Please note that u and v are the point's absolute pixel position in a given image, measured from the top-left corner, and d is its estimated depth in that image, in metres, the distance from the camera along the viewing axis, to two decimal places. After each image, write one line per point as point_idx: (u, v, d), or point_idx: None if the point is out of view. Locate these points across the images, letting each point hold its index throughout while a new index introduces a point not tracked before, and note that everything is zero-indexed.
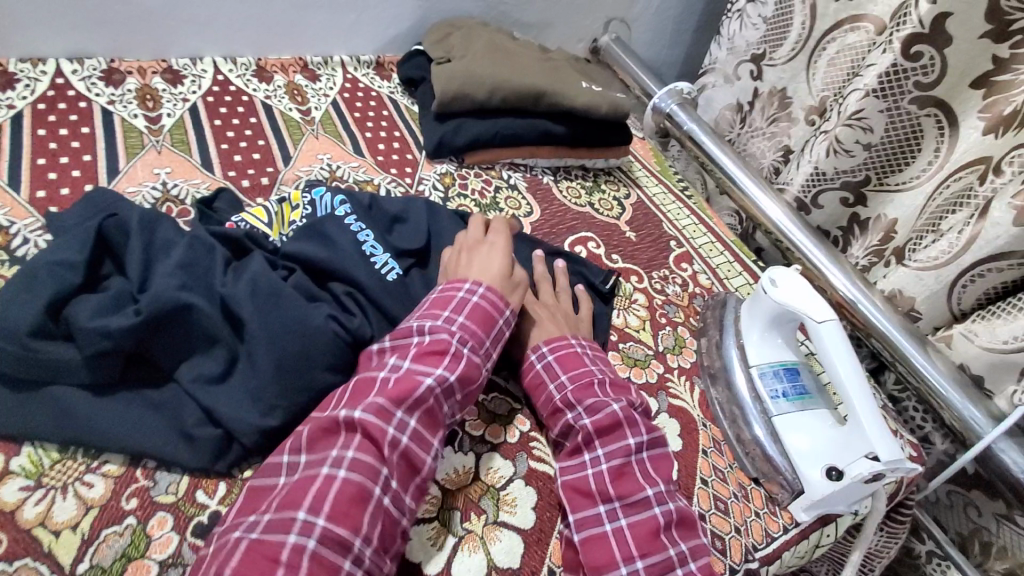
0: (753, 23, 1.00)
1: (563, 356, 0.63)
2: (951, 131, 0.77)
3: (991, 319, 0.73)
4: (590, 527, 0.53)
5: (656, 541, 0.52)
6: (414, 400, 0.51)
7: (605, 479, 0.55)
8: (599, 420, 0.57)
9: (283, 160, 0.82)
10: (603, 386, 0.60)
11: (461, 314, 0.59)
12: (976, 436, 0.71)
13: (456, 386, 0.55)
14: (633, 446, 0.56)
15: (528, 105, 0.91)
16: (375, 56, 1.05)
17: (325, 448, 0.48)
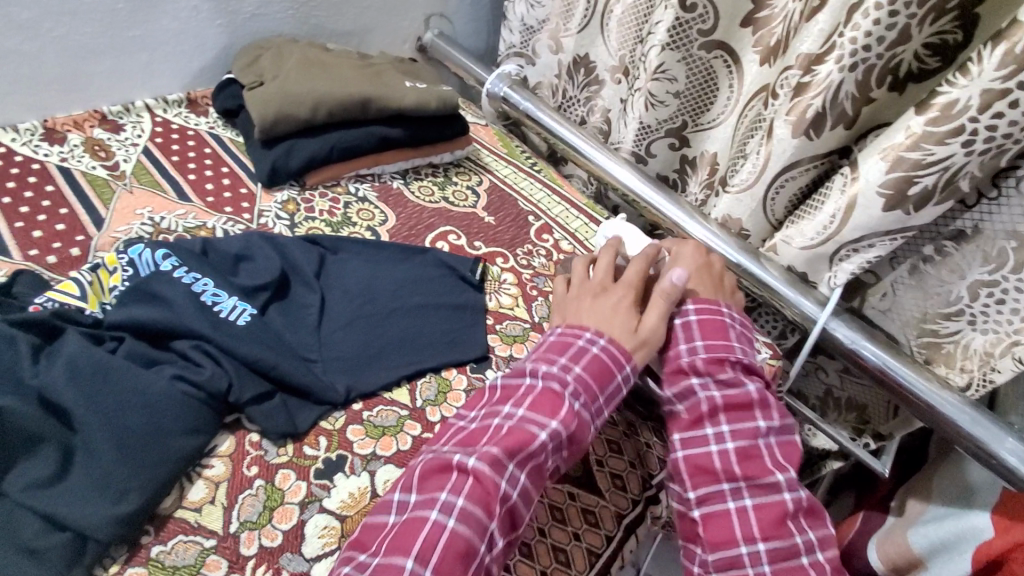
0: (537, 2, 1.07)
1: (707, 322, 0.66)
2: (736, 66, 0.87)
3: (799, 222, 0.83)
4: (713, 502, 0.59)
5: (782, 526, 0.57)
6: (525, 454, 0.53)
7: (730, 458, 0.60)
8: (730, 396, 0.62)
9: (95, 224, 0.75)
10: (736, 362, 0.64)
11: (579, 363, 0.59)
12: (813, 322, 0.82)
13: (565, 440, 0.56)
14: (761, 430, 0.61)
15: (357, 115, 0.89)
16: (185, 93, 0.98)
17: (434, 487, 0.51)
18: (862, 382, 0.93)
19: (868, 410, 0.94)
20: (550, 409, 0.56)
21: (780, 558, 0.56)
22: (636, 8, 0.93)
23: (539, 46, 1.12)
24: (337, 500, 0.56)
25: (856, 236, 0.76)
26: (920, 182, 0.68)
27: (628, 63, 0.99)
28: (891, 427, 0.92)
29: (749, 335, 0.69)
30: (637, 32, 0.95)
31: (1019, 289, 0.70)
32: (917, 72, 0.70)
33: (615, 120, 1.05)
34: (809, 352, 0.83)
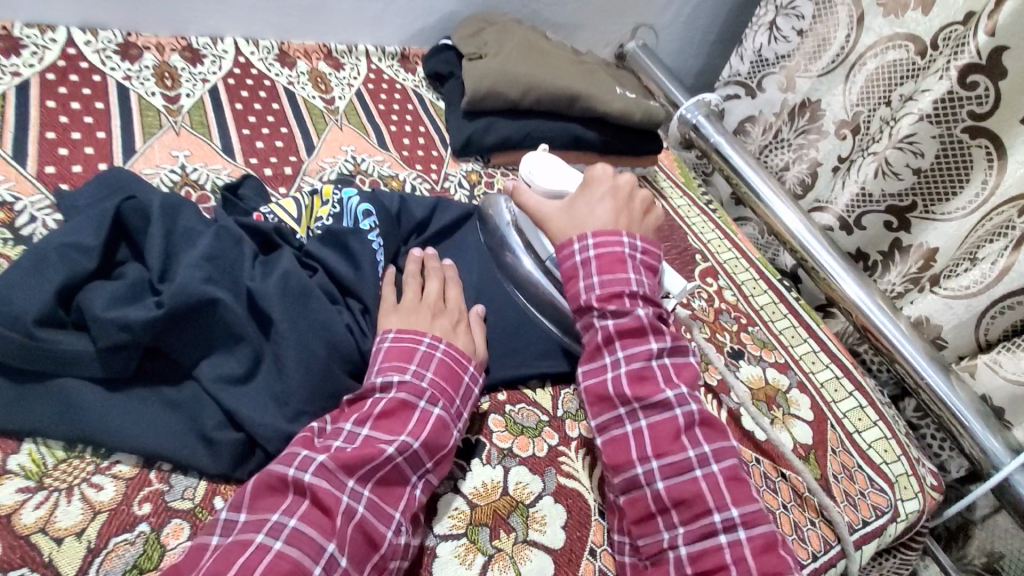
0: (784, 36, 1.00)
1: (606, 255, 0.58)
2: (1000, 163, 0.75)
3: (1016, 351, 0.73)
4: (612, 429, 0.54)
5: (677, 442, 0.52)
6: (372, 467, 0.46)
7: (623, 382, 0.54)
8: (623, 323, 0.55)
9: (306, 150, 0.79)
10: (632, 296, 0.57)
11: (429, 369, 0.54)
12: (993, 467, 0.71)
13: (422, 452, 0.49)
14: (655, 351, 0.55)
15: (561, 108, 0.88)
16: (400, 47, 1.02)
17: (265, 509, 0.43)
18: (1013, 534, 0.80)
19: (1003, 559, 0.80)
20: (399, 418, 0.50)
21: (674, 475, 0.51)
22: (891, 69, 0.87)
23: (766, 81, 1.05)
24: (470, 486, 0.54)
25: None
26: None
27: (861, 122, 0.92)
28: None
29: (652, 266, 0.61)
30: (882, 94, 0.88)
31: None
32: None
33: (824, 176, 0.98)
34: (978, 495, 0.73)
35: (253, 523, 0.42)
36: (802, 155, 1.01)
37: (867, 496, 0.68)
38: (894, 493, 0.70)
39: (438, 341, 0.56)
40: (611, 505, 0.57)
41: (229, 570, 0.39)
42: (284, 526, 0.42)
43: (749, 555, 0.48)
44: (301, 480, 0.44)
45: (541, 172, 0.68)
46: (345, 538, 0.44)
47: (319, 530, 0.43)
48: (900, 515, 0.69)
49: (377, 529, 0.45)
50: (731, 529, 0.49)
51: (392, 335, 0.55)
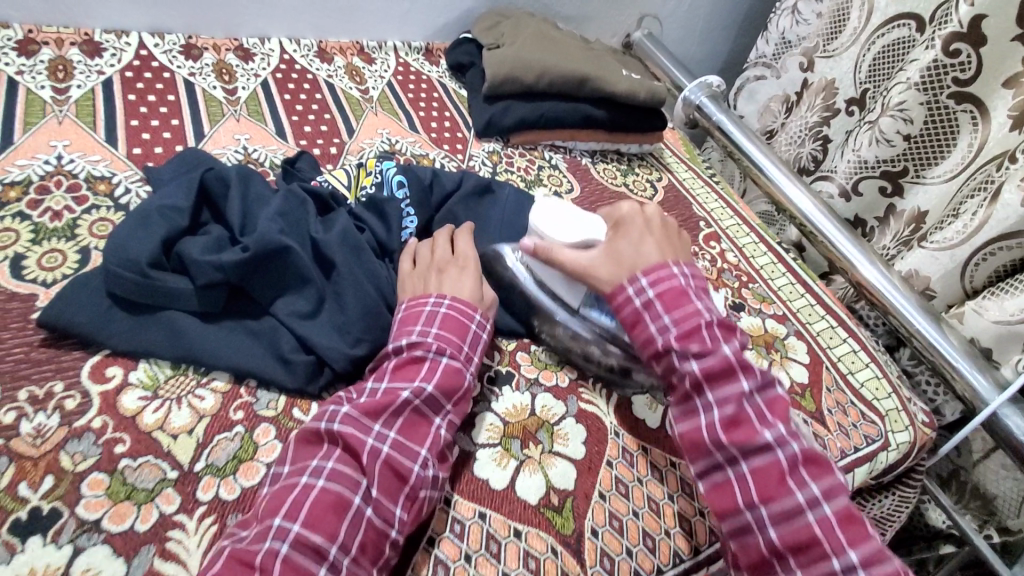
0: (804, 19, 1.09)
1: (666, 292, 0.61)
2: (984, 123, 0.82)
3: (999, 295, 0.79)
4: (714, 477, 0.56)
5: (782, 486, 0.53)
6: (390, 412, 0.51)
7: (718, 429, 0.56)
8: (707, 365, 0.57)
9: (348, 133, 0.89)
10: (708, 328, 0.60)
11: (434, 326, 0.58)
12: (983, 403, 0.76)
13: (435, 395, 0.54)
14: (746, 391, 0.57)
15: (573, 90, 0.97)
16: (425, 43, 1.12)
17: (306, 458, 0.49)
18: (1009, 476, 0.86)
19: (997, 501, 0.89)
20: (412, 372, 0.55)
21: (785, 521, 0.53)
22: (895, 47, 0.94)
23: (788, 63, 1.12)
24: (502, 406, 0.63)
25: None
26: None
27: (868, 98, 0.99)
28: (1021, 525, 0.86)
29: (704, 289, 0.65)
30: (889, 70, 0.95)
31: None
32: None
33: (834, 151, 1.05)
34: (969, 433, 0.77)
35: (297, 470, 0.49)
36: (815, 132, 1.08)
37: (859, 426, 0.75)
38: (884, 425, 0.77)
39: (442, 298, 0.60)
40: (625, 426, 0.66)
41: (282, 506, 0.46)
42: (324, 467, 0.48)
43: (837, 530, 0.52)
44: (331, 431, 0.50)
45: (558, 227, 0.66)
46: (374, 472, 0.49)
47: (353, 469, 0.49)
48: (892, 445, 0.75)
49: (403, 463, 0.50)
50: (815, 505, 0.53)
51: (402, 305, 0.61)
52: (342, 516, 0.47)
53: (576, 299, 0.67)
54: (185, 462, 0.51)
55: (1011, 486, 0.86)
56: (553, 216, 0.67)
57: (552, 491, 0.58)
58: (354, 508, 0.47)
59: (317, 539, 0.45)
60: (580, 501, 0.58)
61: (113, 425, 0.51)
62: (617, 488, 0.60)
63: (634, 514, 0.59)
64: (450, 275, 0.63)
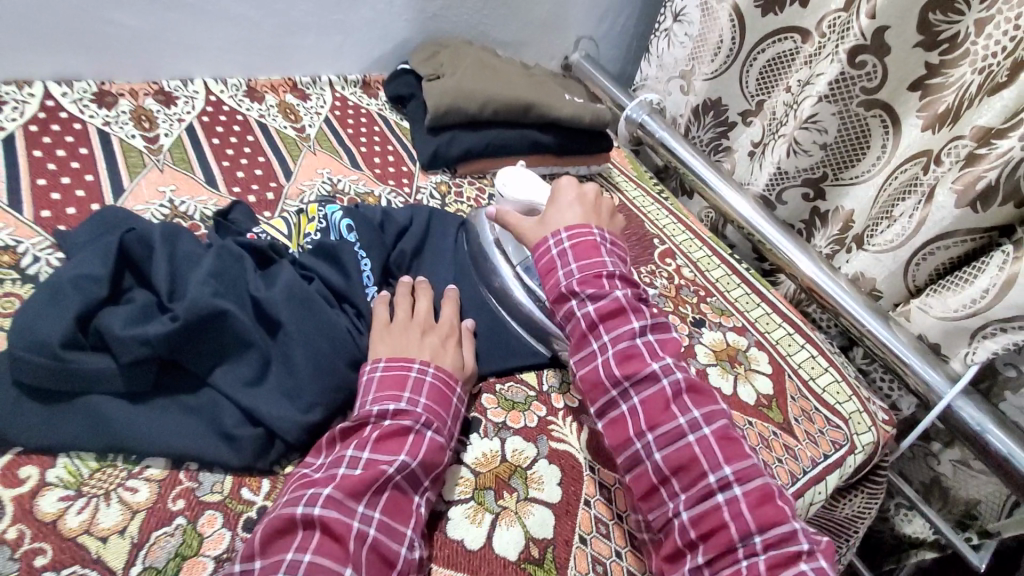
0: (680, 41, 1.14)
1: (581, 244, 0.64)
2: (895, 129, 0.87)
3: (942, 292, 0.80)
4: (708, 517, 0.52)
5: (667, 412, 0.56)
6: (376, 490, 0.48)
7: (612, 363, 0.59)
8: (647, 398, 0.57)
9: (285, 175, 0.85)
10: (610, 278, 0.62)
11: (421, 395, 0.56)
12: (937, 397, 0.79)
13: (420, 472, 0.51)
14: (685, 426, 0.55)
15: (518, 117, 0.96)
16: (361, 75, 1.09)
17: (279, 551, 0.44)
18: (981, 476, 0.86)
19: (979, 506, 0.88)
20: (398, 444, 0.52)
21: (698, 497, 0.53)
22: (779, 60, 1.00)
23: (671, 83, 1.19)
24: (472, 456, 0.60)
25: (1009, 314, 0.73)
26: None
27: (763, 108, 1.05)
28: (1001, 526, 0.86)
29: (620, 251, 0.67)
30: (773, 81, 1.02)
31: None
32: None
33: (740, 161, 1.11)
34: (928, 425, 0.80)
35: (269, 566, 0.43)
36: (715, 142, 1.16)
37: (825, 433, 0.76)
38: (849, 428, 0.78)
39: (428, 364, 0.58)
40: (599, 460, 0.64)
41: None
42: (301, 561, 0.43)
43: (745, 509, 0.52)
44: (310, 516, 0.45)
45: (514, 185, 0.76)
46: (360, 561, 0.46)
47: (335, 558, 0.45)
48: (858, 447, 0.76)
49: (389, 548, 0.48)
50: (727, 488, 0.53)
51: (382, 364, 0.56)
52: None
53: (519, 258, 0.73)
54: (118, 568, 0.45)
55: (985, 484, 0.86)
56: (512, 179, 0.76)
57: (532, 543, 0.55)
58: None
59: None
60: (561, 549, 0.55)
61: (30, 534, 0.45)
62: (596, 529, 0.58)
63: (617, 554, 0.57)
64: (434, 340, 0.61)
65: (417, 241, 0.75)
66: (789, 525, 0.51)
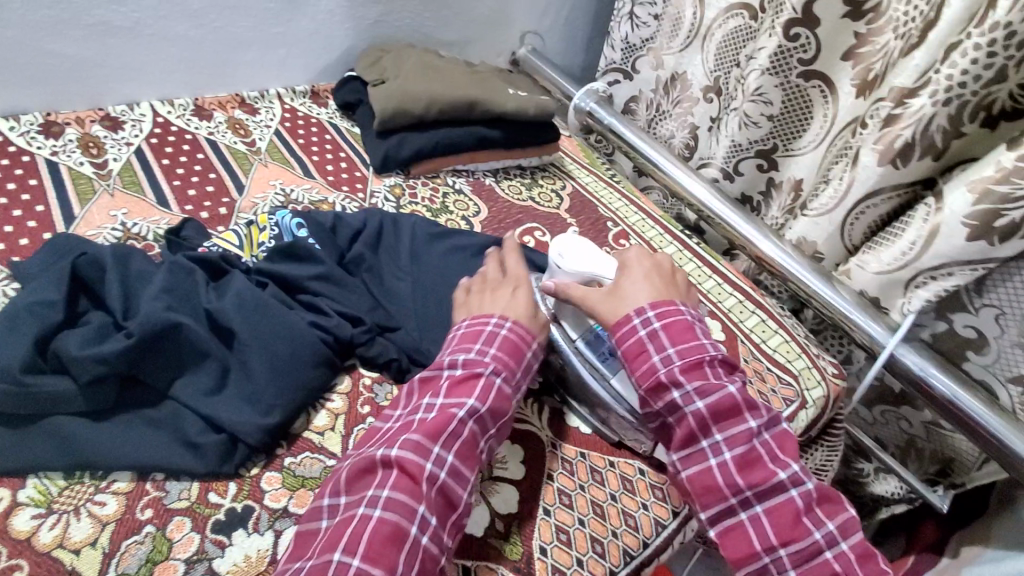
0: (643, 22, 1.18)
1: (672, 324, 0.61)
2: (833, 96, 0.91)
3: (876, 248, 0.84)
4: (818, 569, 0.53)
5: (799, 526, 0.54)
6: (447, 434, 0.53)
7: (731, 470, 0.56)
8: (742, 454, 0.56)
9: (237, 190, 0.86)
10: (711, 364, 0.59)
11: (492, 347, 0.60)
12: (880, 347, 0.84)
13: (487, 418, 0.56)
14: (786, 482, 0.55)
15: (463, 114, 0.98)
16: (309, 85, 1.10)
17: (361, 488, 0.50)
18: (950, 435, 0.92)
19: (953, 463, 0.94)
20: (468, 390, 0.57)
21: (805, 560, 0.54)
22: (734, 36, 1.03)
23: (641, 63, 1.23)
24: None
25: (936, 263, 0.77)
26: (1008, 214, 0.69)
27: (721, 85, 1.08)
28: (972, 478, 0.92)
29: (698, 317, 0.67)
30: (733, 58, 1.04)
31: None
32: (1010, 110, 0.71)
33: (703, 137, 1.13)
34: (875, 374, 0.84)
35: (353, 501, 0.50)
36: (683, 122, 1.16)
37: (777, 391, 0.80)
38: (800, 385, 0.82)
39: (504, 320, 0.63)
40: (562, 437, 0.67)
41: (342, 540, 0.46)
42: (380, 497, 0.49)
43: (854, 562, 0.53)
44: (388, 457, 0.51)
45: (574, 254, 0.68)
46: (430, 500, 0.50)
47: (409, 495, 0.49)
48: (808, 402, 0.81)
49: (455, 492, 0.52)
50: (834, 543, 0.54)
51: (465, 322, 0.63)
52: (399, 548, 0.47)
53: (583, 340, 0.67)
54: None
55: (954, 442, 0.92)
56: (568, 249, 0.69)
57: (496, 518, 0.58)
58: (412, 538, 0.48)
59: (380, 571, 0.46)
60: (526, 522, 0.59)
61: (7, 552, 0.47)
62: (560, 500, 0.61)
63: (580, 522, 0.60)
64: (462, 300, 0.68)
65: (369, 241, 0.77)
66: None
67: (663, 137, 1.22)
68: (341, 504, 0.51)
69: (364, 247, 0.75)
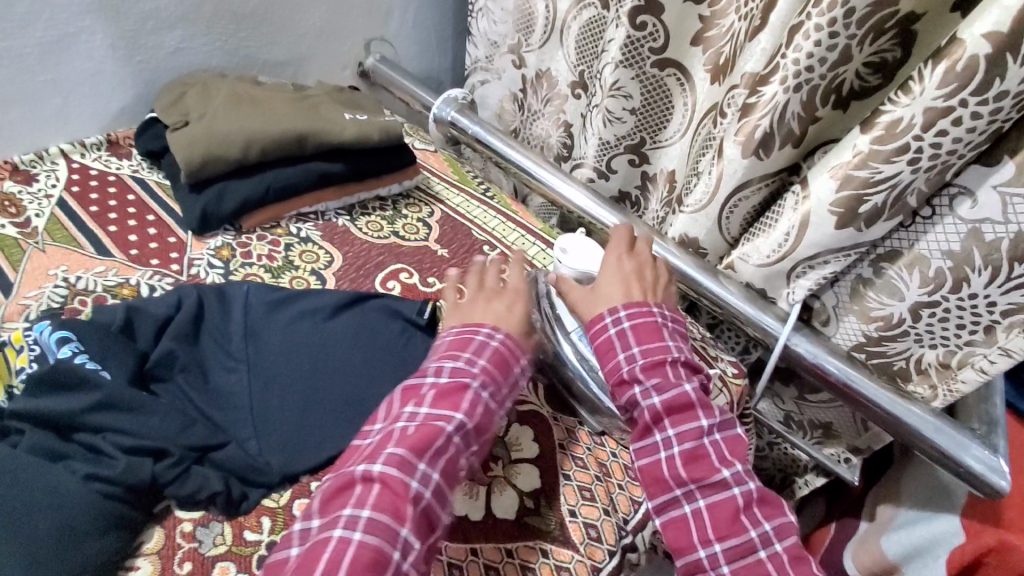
0: (498, 17, 1.07)
1: (641, 325, 0.62)
2: (688, 83, 0.86)
3: (752, 239, 0.81)
4: (749, 564, 0.53)
5: (737, 523, 0.54)
6: (432, 450, 0.52)
7: (679, 463, 0.57)
8: (691, 449, 0.57)
9: (3, 290, 0.69)
10: (673, 365, 0.60)
11: (482, 357, 0.59)
12: (774, 338, 0.81)
13: (472, 433, 0.56)
14: (729, 478, 0.55)
15: (294, 151, 0.84)
16: (104, 134, 0.90)
17: (336, 508, 0.49)
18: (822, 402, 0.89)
19: (835, 426, 0.90)
20: (454, 401, 0.56)
21: (740, 557, 0.53)
22: (590, 28, 0.94)
23: (503, 61, 1.12)
24: None
25: (811, 253, 0.75)
26: (869, 200, 0.67)
27: (586, 79, 0.99)
28: (860, 439, 0.88)
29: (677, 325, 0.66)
30: (591, 53, 0.96)
31: (960, 308, 0.69)
32: (858, 90, 0.69)
33: (578, 135, 1.05)
34: (772, 367, 0.82)
35: (327, 522, 0.48)
36: (557, 120, 1.08)
37: None
38: None
39: (496, 330, 0.61)
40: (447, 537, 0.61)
41: (319, 565, 0.45)
42: (360, 517, 0.48)
43: (787, 561, 0.53)
44: (371, 472, 0.50)
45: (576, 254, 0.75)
46: (413, 522, 0.49)
47: (390, 518, 0.48)
48: None
49: (435, 515, 0.52)
50: (768, 543, 0.54)
51: (455, 329, 0.62)
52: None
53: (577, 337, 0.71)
54: None
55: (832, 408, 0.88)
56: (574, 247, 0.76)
57: None
58: (393, 563, 0.47)
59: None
60: None
61: None
62: None
63: None
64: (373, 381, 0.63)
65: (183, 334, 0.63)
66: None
67: (538, 137, 1.14)
68: (313, 527, 0.49)
69: (174, 341, 0.61)
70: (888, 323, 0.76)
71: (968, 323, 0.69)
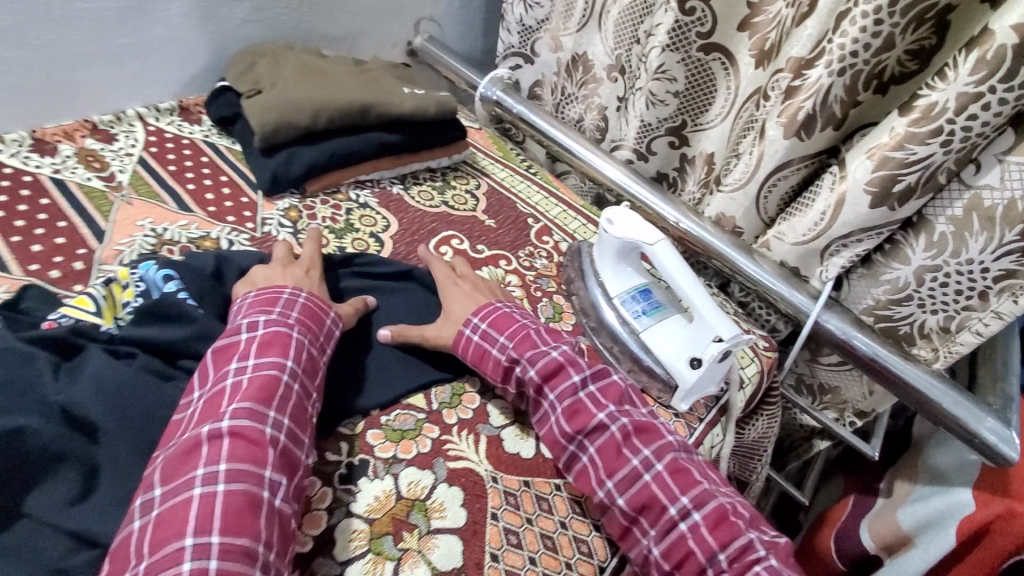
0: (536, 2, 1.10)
1: (495, 323, 0.68)
2: (733, 68, 0.90)
3: (790, 217, 0.85)
4: (670, 539, 0.55)
5: (653, 503, 0.57)
6: (274, 397, 0.53)
7: (599, 462, 0.60)
8: (602, 442, 0.60)
9: (96, 237, 0.74)
10: (567, 362, 0.64)
11: (292, 310, 0.61)
12: (806, 316, 0.84)
13: (302, 376, 0.57)
14: (639, 466, 0.58)
15: (358, 120, 0.89)
16: (176, 101, 0.96)
17: (187, 470, 0.47)
18: (838, 367, 0.93)
19: (843, 392, 0.94)
20: (280, 349, 0.56)
21: (666, 535, 0.56)
22: (630, 10, 0.98)
23: (538, 46, 1.15)
24: (363, 505, 0.56)
25: (846, 231, 0.78)
26: (903, 179, 0.71)
27: (624, 63, 1.04)
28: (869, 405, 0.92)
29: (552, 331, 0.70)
30: (631, 29, 1.00)
31: (959, 271, 0.73)
32: (899, 75, 0.72)
33: (612, 118, 1.10)
34: (802, 343, 0.86)
35: (184, 483, 0.47)
36: (589, 103, 1.13)
37: None
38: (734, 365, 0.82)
39: (300, 291, 0.63)
40: (501, 468, 0.62)
41: (187, 524, 0.45)
42: (217, 472, 0.47)
43: (706, 532, 0.55)
44: (222, 428, 0.50)
45: (624, 227, 0.76)
46: (274, 463, 0.50)
47: (253, 464, 0.49)
48: (745, 381, 0.81)
49: (295, 454, 0.53)
50: (687, 515, 0.56)
51: (304, 294, 0.63)
52: (257, 514, 0.47)
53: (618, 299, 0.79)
54: None
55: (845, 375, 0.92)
56: (622, 220, 0.77)
57: None
58: (267, 503, 0.48)
59: (242, 540, 0.45)
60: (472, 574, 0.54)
61: None
62: (507, 541, 0.56)
63: (531, 561, 0.56)
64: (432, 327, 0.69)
65: None
66: (746, 536, 0.55)
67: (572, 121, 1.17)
68: (156, 497, 0.47)
69: None
70: (895, 287, 0.80)
71: (964, 289, 0.74)
